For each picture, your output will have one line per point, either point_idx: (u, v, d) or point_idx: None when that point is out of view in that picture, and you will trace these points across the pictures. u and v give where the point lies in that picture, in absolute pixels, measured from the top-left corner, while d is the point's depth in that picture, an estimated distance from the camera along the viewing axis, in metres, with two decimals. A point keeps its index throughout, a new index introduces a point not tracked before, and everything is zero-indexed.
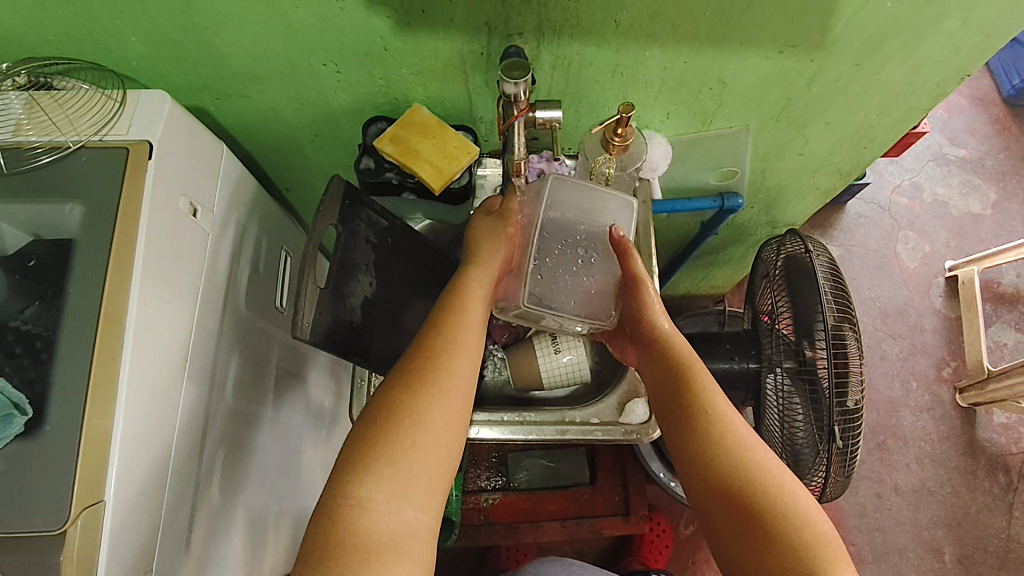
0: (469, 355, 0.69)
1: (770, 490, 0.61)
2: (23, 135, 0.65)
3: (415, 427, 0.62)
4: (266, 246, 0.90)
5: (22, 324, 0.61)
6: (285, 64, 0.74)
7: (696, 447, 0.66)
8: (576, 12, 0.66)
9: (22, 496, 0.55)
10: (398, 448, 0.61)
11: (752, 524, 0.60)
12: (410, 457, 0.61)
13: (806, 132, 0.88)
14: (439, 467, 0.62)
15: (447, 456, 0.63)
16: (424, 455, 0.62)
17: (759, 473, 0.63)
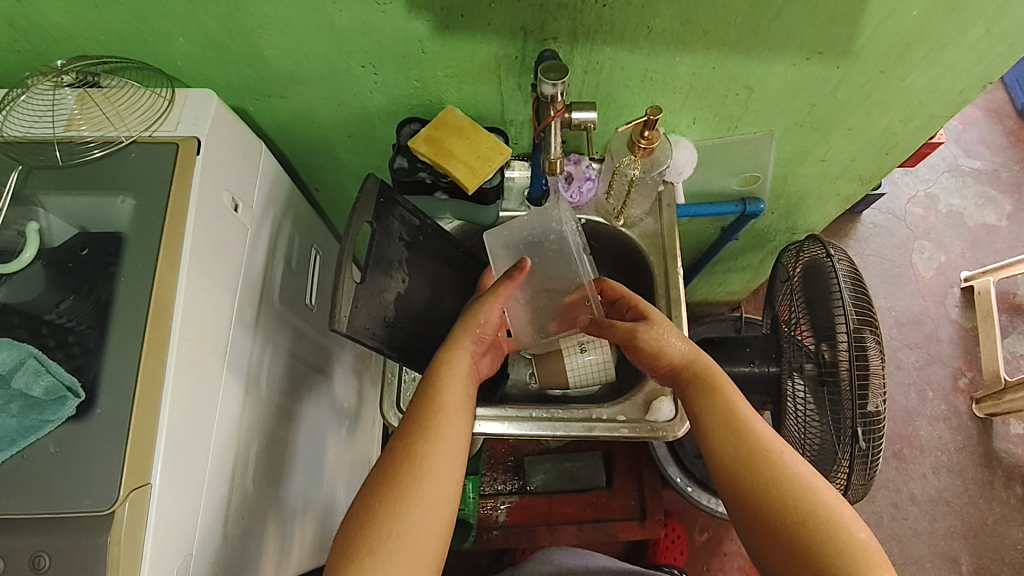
0: (447, 428, 0.68)
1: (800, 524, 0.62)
2: (75, 129, 0.68)
3: (411, 485, 0.63)
4: (299, 246, 0.92)
5: (57, 316, 0.62)
6: (324, 65, 0.76)
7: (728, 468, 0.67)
8: (611, 17, 0.68)
9: (70, 478, 0.57)
10: (384, 518, 0.61)
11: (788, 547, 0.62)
12: (390, 524, 0.61)
13: (829, 139, 0.89)
14: (423, 539, 0.61)
15: (428, 526, 0.62)
16: (425, 512, 0.62)
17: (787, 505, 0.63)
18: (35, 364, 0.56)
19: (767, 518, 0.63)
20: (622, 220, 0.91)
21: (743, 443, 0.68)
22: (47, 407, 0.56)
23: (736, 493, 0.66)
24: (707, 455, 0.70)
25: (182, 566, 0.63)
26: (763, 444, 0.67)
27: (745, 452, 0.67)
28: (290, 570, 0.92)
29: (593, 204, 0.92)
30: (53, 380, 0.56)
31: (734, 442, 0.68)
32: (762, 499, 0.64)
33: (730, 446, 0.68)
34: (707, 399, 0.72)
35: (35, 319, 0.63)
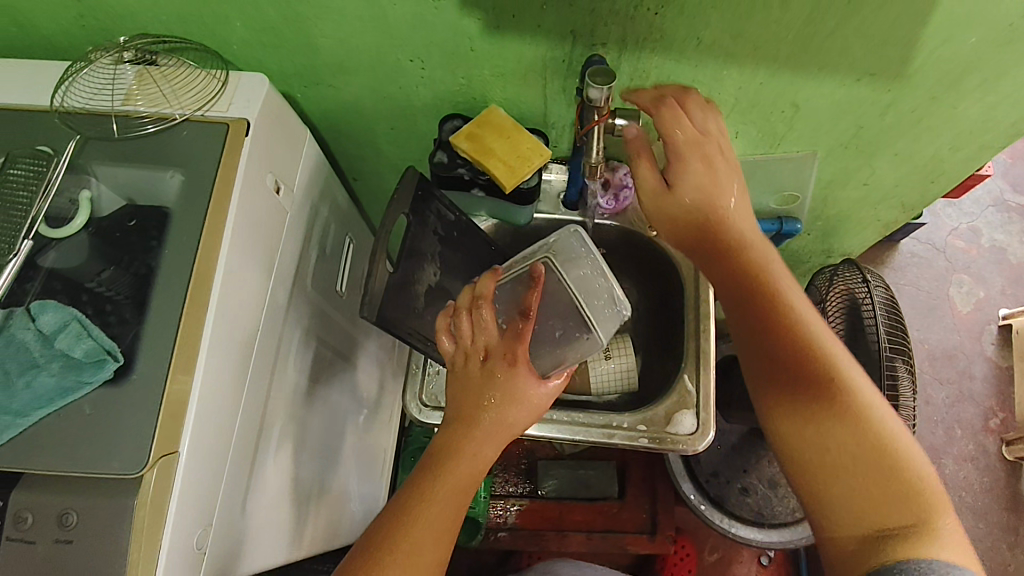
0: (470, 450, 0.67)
1: (863, 454, 0.60)
2: (132, 103, 0.70)
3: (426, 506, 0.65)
4: (334, 233, 0.93)
5: (102, 283, 0.65)
6: (374, 57, 0.77)
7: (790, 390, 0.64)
8: (661, 27, 0.68)
9: (102, 441, 0.58)
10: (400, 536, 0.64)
11: (843, 477, 0.60)
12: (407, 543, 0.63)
13: (874, 162, 0.88)
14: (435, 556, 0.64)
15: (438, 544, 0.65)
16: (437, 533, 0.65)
17: (855, 435, 0.61)
18: (77, 328, 0.60)
19: (823, 458, 0.61)
20: (656, 230, 0.91)
21: (834, 393, 0.63)
22: (87, 369, 0.58)
23: (809, 449, 0.62)
24: (761, 372, 0.66)
25: (202, 535, 0.64)
26: (834, 372, 0.64)
27: (831, 385, 0.63)
28: (303, 550, 0.93)
29: (629, 214, 0.92)
30: (93, 342, 0.59)
31: (825, 396, 0.63)
32: (829, 443, 0.61)
33: (816, 394, 0.63)
34: (770, 311, 0.68)
35: (75, 286, 0.65)
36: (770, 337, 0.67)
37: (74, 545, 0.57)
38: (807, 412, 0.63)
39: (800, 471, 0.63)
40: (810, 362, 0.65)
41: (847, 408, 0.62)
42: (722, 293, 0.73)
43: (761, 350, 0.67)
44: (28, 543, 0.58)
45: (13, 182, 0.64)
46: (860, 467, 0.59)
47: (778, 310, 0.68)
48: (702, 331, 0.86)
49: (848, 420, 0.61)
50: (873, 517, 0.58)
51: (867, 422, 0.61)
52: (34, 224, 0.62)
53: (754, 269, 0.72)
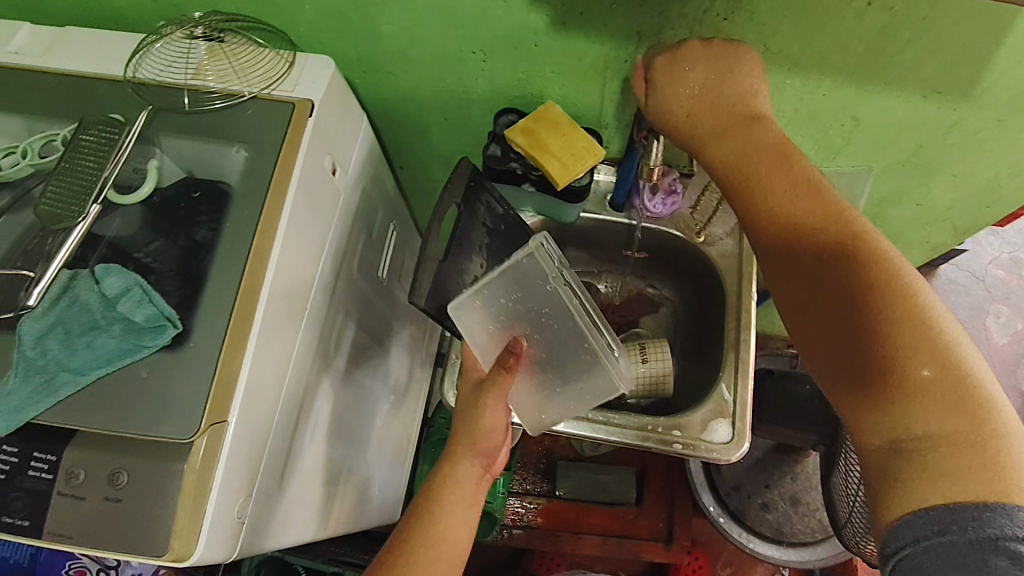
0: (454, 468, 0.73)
1: (902, 335, 0.52)
2: (201, 78, 0.71)
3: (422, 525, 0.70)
4: (380, 220, 0.94)
5: (162, 251, 0.66)
6: (436, 47, 0.78)
7: (835, 283, 0.57)
8: (729, 32, 0.68)
9: (155, 405, 0.60)
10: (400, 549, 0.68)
11: (878, 356, 0.53)
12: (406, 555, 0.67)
13: (929, 182, 0.86)
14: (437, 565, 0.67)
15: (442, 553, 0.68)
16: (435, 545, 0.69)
17: (894, 343, 0.53)
18: (139, 293, 0.61)
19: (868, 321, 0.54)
20: (703, 237, 0.91)
21: (901, 311, 0.53)
22: (147, 334, 0.60)
23: (864, 377, 0.54)
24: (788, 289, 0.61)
25: (243, 506, 0.65)
26: (889, 281, 0.55)
27: (874, 295, 0.55)
28: (329, 529, 0.94)
29: (674, 219, 0.92)
30: (153, 308, 0.60)
31: (895, 319, 0.53)
32: (865, 320, 0.54)
33: (880, 315, 0.54)
34: (804, 199, 0.61)
35: (123, 254, 0.66)
36: (824, 253, 0.58)
37: (122, 504, 0.58)
38: (865, 338, 0.54)
39: (835, 384, 0.57)
40: (872, 279, 0.55)
41: (894, 319, 0.53)
42: (753, 212, 0.64)
43: (811, 269, 0.59)
44: (77, 499, 0.59)
45: (85, 146, 0.66)
46: (935, 387, 0.51)
47: (825, 227, 0.59)
48: (743, 341, 0.85)
49: (897, 333, 0.53)
50: (912, 436, 0.51)
51: (914, 330, 0.52)
52: (103, 189, 0.64)
53: (810, 193, 0.61)
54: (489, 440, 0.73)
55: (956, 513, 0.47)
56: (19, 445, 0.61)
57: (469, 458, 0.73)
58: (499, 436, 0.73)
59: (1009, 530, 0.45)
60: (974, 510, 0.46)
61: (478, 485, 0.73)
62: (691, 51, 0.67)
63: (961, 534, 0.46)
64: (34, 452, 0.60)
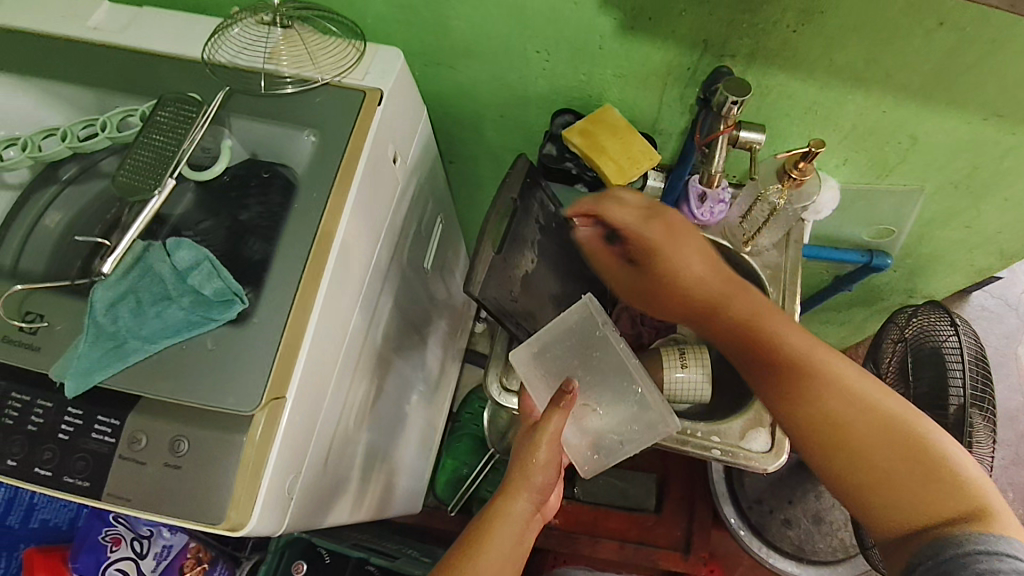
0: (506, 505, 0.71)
1: (851, 435, 0.60)
2: (275, 62, 0.73)
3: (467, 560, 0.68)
4: (430, 212, 0.96)
5: (230, 228, 0.68)
6: (500, 44, 0.80)
7: (794, 399, 0.63)
8: (796, 44, 0.69)
9: (217, 377, 0.61)
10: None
11: (858, 478, 0.60)
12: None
13: (981, 206, 0.87)
14: None
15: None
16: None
17: (838, 428, 0.61)
18: (209, 268, 0.64)
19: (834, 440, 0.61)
20: (749, 247, 0.89)
21: (843, 376, 0.62)
22: (216, 307, 0.62)
23: (813, 440, 0.62)
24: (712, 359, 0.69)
25: (293, 482, 0.66)
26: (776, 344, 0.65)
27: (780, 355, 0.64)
28: (361, 514, 0.96)
29: (721, 228, 0.91)
30: (221, 283, 0.62)
31: (839, 406, 0.61)
32: (834, 420, 0.61)
33: (774, 380, 0.64)
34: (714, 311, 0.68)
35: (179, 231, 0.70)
36: (774, 372, 0.64)
37: (183, 471, 0.60)
38: (826, 433, 0.61)
39: (810, 453, 0.63)
40: (805, 362, 0.63)
41: (837, 391, 0.62)
42: (720, 333, 0.68)
43: (779, 381, 0.64)
44: (139, 464, 0.61)
45: (162, 122, 0.68)
46: (889, 466, 0.59)
47: (774, 343, 0.65)
48: None
49: (841, 419, 0.61)
50: (894, 503, 0.59)
51: (855, 401, 0.61)
52: (178, 164, 0.66)
53: (753, 339, 0.65)
54: (540, 477, 0.72)
55: (933, 545, 0.57)
56: (83, 408, 0.63)
57: (522, 500, 0.71)
58: (551, 471, 0.72)
59: (1002, 553, 0.54)
60: (960, 540, 0.56)
61: (527, 524, 0.71)
62: (618, 210, 0.70)
63: (955, 556, 0.55)
64: (98, 415, 0.62)
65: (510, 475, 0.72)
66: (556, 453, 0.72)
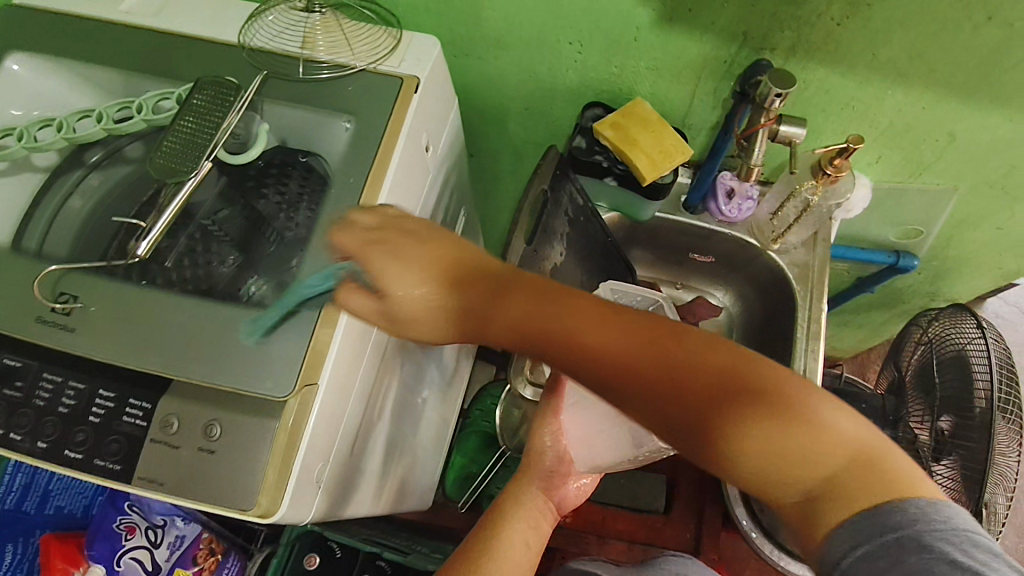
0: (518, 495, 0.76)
1: (761, 470, 0.42)
2: (312, 48, 0.72)
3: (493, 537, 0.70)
4: (454, 203, 0.96)
5: (254, 217, 0.69)
6: (534, 35, 0.79)
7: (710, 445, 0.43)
8: (839, 38, 0.68)
9: (250, 362, 0.60)
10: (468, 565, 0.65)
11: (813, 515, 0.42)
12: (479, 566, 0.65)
13: (1014, 208, 0.86)
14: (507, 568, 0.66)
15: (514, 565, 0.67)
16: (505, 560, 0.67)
17: (772, 474, 0.42)
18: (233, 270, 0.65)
19: (755, 481, 0.43)
20: (778, 245, 0.90)
21: (797, 403, 0.42)
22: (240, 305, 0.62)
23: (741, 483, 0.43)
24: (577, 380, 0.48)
25: (320, 470, 0.66)
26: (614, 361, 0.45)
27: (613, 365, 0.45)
28: (379, 506, 0.95)
29: (748, 224, 0.92)
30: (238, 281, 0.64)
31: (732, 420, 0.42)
32: (760, 474, 0.42)
33: (671, 414, 0.44)
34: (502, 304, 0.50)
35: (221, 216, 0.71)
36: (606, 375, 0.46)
37: (214, 455, 0.60)
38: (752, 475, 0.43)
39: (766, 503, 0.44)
40: (684, 370, 0.44)
41: (702, 388, 0.43)
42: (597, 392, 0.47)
43: (623, 405, 0.46)
44: (170, 447, 0.60)
45: (197, 105, 0.66)
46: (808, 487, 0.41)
47: (562, 341, 0.47)
48: (811, 351, 0.85)
49: (732, 438, 0.42)
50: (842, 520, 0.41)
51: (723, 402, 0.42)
52: (214, 148, 0.65)
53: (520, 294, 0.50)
54: (545, 460, 0.79)
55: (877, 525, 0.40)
56: (116, 390, 0.62)
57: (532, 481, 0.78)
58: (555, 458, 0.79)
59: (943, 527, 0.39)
60: (899, 525, 0.40)
61: (545, 502, 0.77)
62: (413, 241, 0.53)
63: (882, 547, 0.39)
64: (130, 398, 0.62)
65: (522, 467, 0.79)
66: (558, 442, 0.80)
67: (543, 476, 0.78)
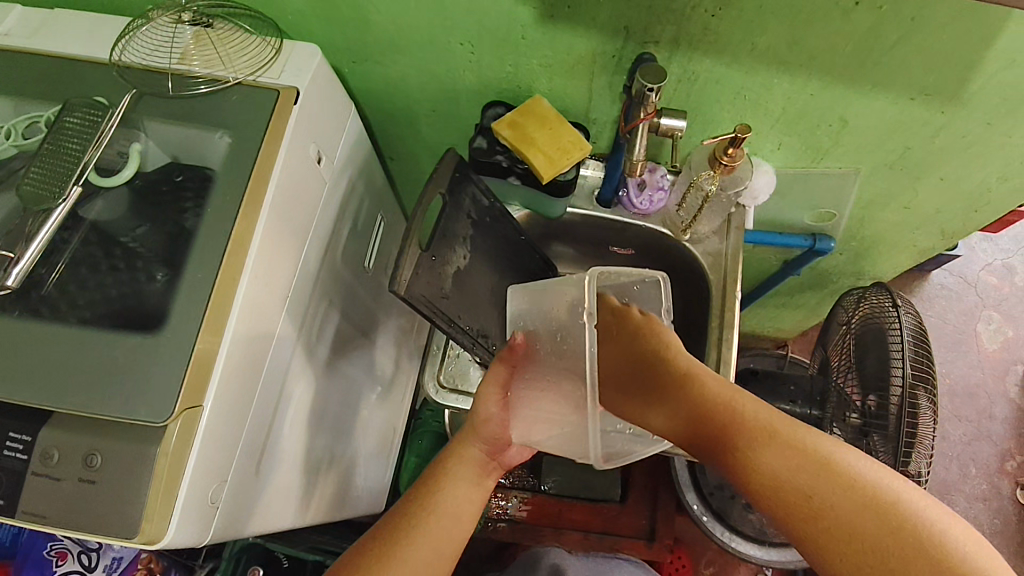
0: (457, 465, 0.74)
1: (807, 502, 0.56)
2: (188, 63, 0.72)
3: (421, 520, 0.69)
4: (367, 209, 0.95)
5: (131, 242, 0.68)
6: (424, 37, 0.78)
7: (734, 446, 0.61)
8: (718, 28, 0.67)
9: (127, 389, 0.59)
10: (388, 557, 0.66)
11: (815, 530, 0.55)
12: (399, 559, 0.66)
13: (918, 186, 0.87)
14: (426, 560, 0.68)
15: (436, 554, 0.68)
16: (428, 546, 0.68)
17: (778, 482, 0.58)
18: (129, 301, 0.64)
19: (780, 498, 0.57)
20: (688, 235, 0.90)
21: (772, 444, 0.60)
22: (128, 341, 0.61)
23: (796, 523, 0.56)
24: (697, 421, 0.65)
25: (216, 490, 0.65)
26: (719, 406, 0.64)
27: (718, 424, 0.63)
28: (309, 517, 0.95)
29: (661, 215, 0.91)
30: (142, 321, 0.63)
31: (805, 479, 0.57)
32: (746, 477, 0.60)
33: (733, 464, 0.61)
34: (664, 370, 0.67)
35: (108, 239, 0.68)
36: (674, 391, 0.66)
37: (95, 486, 0.59)
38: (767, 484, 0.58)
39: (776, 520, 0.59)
40: (787, 468, 0.57)
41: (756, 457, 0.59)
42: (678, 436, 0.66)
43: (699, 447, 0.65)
44: (52, 479, 0.59)
45: (67, 128, 0.66)
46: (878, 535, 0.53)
47: (697, 389, 0.65)
48: (725, 339, 0.86)
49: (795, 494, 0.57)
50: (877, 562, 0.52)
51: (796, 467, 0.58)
52: (84, 171, 0.64)
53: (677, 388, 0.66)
54: (489, 429, 0.74)
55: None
56: None
57: (474, 444, 0.75)
58: (498, 425, 0.74)
59: None
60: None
61: (480, 469, 0.75)
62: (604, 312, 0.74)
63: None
64: (10, 432, 0.60)
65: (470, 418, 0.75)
66: (500, 410, 0.73)
67: (485, 444, 0.75)
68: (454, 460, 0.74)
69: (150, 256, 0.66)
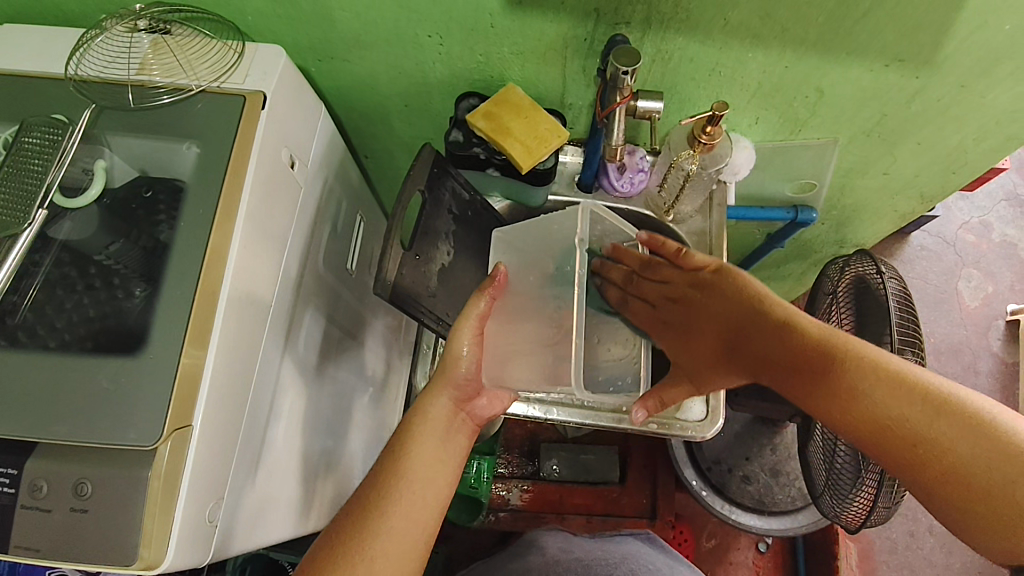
0: (427, 422, 0.74)
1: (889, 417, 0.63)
2: (148, 73, 0.70)
3: (399, 483, 0.68)
4: (346, 209, 0.93)
5: (104, 259, 0.66)
6: (391, 31, 0.76)
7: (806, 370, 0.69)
8: (688, 6, 0.66)
9: (113, 415, 0.58)
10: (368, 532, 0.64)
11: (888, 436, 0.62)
12: (380, 530, 0.65)
13: (895, 151, 0.87)
14: (409, 530, 0.66)
15: (421, 512, 0.68)
16: (410, 515, 0.67)
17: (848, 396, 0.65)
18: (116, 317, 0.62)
19: (842, 407, 0.65)
20: (672, 216, 0.90)
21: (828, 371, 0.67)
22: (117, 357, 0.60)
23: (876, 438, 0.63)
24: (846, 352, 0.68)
25: (212, 508, 0.64)
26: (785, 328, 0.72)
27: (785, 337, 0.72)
28: (309, 525, 0.94)
29: (644, 197, 0.91)
30: (125, 339, 0.61)
31: (935, 430, 0.60)
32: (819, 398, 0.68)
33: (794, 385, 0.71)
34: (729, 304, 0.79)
35: (84, 257, 0.66)
36: (802, 367, 0.70)
37: (87, 515, 0.57)
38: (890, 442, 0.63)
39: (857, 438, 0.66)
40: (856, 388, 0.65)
41: (846, 380, 0.66)
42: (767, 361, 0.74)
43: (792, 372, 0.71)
44: (42, 512, 0.57)
45: (27, 150, 0.63)
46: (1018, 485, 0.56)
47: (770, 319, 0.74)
48: None
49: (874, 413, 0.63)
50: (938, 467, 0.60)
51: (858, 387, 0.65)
52: (48, 194, 0.62)
53: (801, 351, 0.70)
54: (460, 372, 0.75)
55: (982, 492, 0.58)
56: None
57: (442, 395, 0.75)
58: (470, 366, 0.76)
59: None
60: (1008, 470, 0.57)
61: (449, 421, 0.75)
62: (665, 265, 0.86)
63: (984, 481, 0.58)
64: None
65: (441, 368, 0.76)
66: (472, 353, 0.76)
67: (450, 400, 0.76)
68: (423, 410, 0.75)
69: (125, 274, 0.65)
